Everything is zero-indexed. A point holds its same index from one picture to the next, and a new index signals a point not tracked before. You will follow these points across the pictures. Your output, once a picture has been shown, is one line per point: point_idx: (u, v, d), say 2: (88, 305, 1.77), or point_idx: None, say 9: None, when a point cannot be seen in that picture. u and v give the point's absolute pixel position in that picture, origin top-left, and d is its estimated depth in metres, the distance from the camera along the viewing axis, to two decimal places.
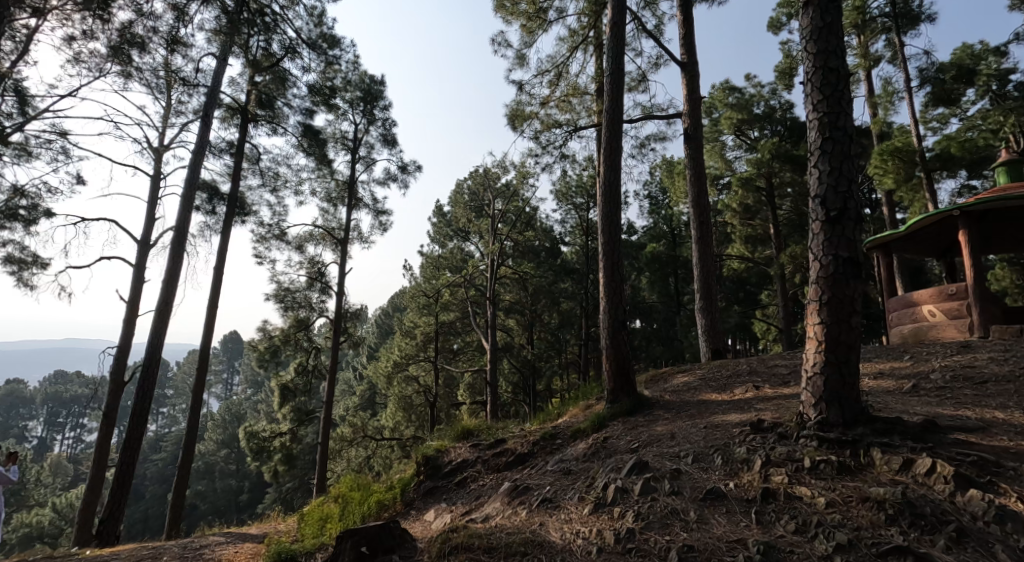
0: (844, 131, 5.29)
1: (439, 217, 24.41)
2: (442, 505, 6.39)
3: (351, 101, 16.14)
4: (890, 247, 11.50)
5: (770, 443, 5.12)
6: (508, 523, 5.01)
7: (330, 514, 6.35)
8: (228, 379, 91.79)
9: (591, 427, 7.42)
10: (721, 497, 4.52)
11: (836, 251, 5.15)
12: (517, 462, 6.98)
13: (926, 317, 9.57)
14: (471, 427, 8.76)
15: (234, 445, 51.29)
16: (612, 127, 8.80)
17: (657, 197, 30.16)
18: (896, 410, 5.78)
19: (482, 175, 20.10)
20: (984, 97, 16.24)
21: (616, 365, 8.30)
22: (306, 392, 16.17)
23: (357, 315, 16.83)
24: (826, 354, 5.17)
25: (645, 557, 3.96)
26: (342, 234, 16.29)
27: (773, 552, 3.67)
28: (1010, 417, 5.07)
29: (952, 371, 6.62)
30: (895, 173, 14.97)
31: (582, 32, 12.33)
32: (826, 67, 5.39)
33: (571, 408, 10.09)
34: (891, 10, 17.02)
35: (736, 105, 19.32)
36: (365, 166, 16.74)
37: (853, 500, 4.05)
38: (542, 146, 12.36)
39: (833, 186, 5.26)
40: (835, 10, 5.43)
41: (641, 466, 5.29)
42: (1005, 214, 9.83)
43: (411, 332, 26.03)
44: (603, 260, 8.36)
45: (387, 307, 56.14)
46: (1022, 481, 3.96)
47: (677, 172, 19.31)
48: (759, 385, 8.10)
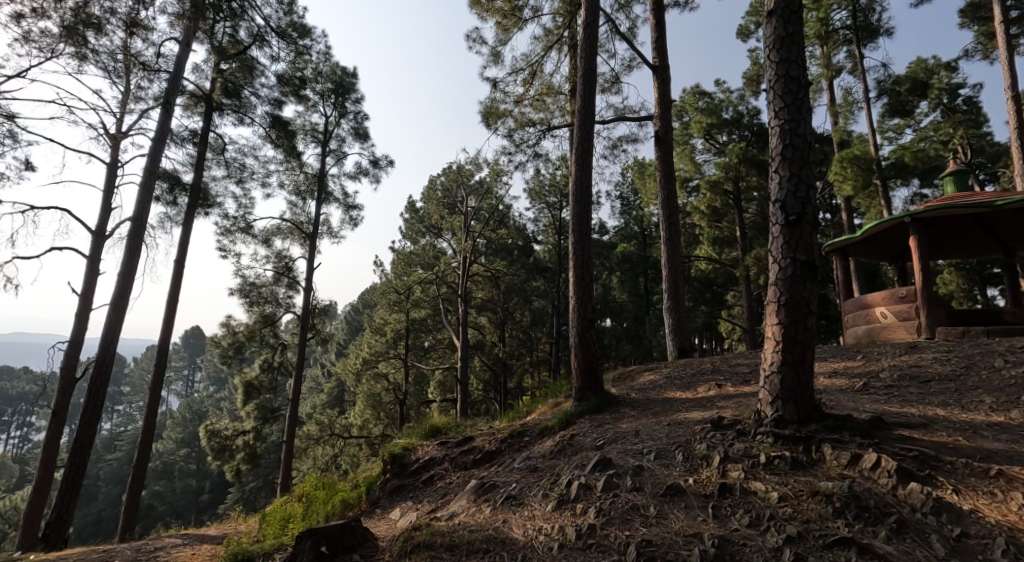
0: (803, 138, 5.46)
1: (411, 213, 24.18)
2: (408, 504, 6.33)
3: (322, 92, 15.87)
4: (848, 250, 11.87)
5: (729, 439, 5.26)
6: (472, 521, 5.02)
7: (291, 516, 6.26)
8: (190, 376, 89.46)
9: (558, 425, 7.46)
10: (681, 493, 4.62)
11: (794, 254, 5.32)
12: (485, 460, 6.97)
13: (878, 318, 9.93)
14: (439, 426, 8.69)
15: (195, 443, 50.03)
16: (584, 127, 8.89)
17: (629, 197, 30.58)
18: (846, 408, 6.00)
19: (455, 171, 19.88)
20: (936, 109, 16.97)
21: (584, 363, 8.37)
22: (272, 389, 15.85)
23: (325, 311, 16.51)
24: (783, 353, 5.33)
25: (604, 552, 4.03)
26: (311, 228, 15.98)
27: (727, 545, 3.79)
28: (950, 414, 5.32)
29: (900, 371, 6.90)
30: (853, 180, 15.40)
31: (556, 32, 12.42)
32: (788, 75, 5.55)
33: (540, 406, 10.15)
34: (852, 23, 17.63)
35: (706, 110, 19.73)
36: (336, 159, 16.46)
37: (804, 494, 4.19)
38: (514, 145, 12.44)
39: (793, 191, 5.42)
40: (797, 20, 5.60)
41: (605, 464, 5.35)
42: (954, 221, 10.26)
43: (381, 330, 25.79)
44: (573, 259, 8.43)
45: (356, 304, 55.48)
46: (958, 474, 4.16)
47: (648, 174, 19.60)
48: (721, 384, 8.29)
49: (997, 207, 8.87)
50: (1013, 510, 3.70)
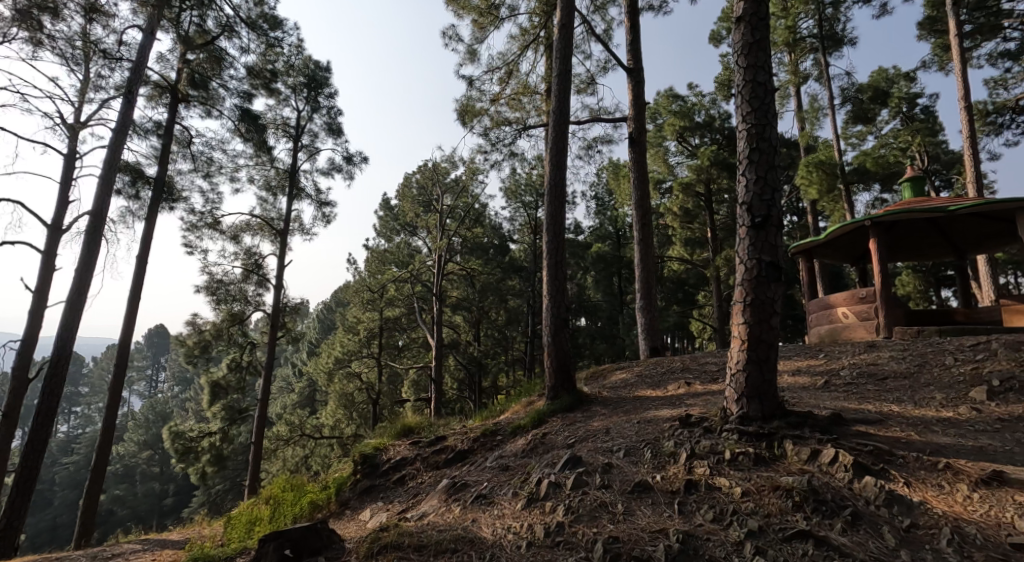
0: (769, 142, 5.59)
1: (386, 210, 23.95)
2: (378, 504, 6.26)
3: (294, 86, 15.61)
4: (813, 252, 12.17)
5: (696, 436, 5.37)
6: (441, 521, 4.99)
7: (257, 519, 6.14)
8: (153, 376, 86.91)
9: (530, 423, 7.50)
10: (648, 490, 4.69)
11: (760, 255, 5.44)
12: (457, 459, 6.93)
13: (840, 318, 10.21)
14: (412, 425, 8.64)
15: (157, 445, 48.69)
16: (559, 127, 8.96)
17: (603, 198, 30.88)
18: (808, 405, 6.18)
19: (431, 169, 19.74)
20: (896, 117, 17.59)
21: (557, 362, 8.43)
22: (240, 389, 15.46)
23: (296, 309, 16.20)
24: (747, 352, 5.46)
25: (572, 549, 4.07)
26: (282, 225, 15.68)
27: (691, 540, 3.87)
28: (905, 411, 5.52)
29: (859, 369, 7.13)
30: (818, 184, 15.83)
31: (532, 31, 12.46)
32: (756, 81, 5.68)
33: (514, 405, 10.19)
34: (818, 32, 18.17)
35: (679, 113, 20.03)
36: (308, 155, 16.19)
37: (766, 488, 4.29)
38: (490, 144, 12.46)
39: (759, 193, 5.55)
40: (764, 27, 5.74)
41: (575, 461, 5.40)
42: (912, 225, 10.63)
43: (354, 329, 25.50)
44: (547, 258, 8.48)
45: (329, 302, 54.74)
46: (910, 467, 4.31)
47: (622, 175, 19.81)
48: (690, 382, 8.45)
49: (950, 212, 9.22)
50: (958, 501, 3.85)
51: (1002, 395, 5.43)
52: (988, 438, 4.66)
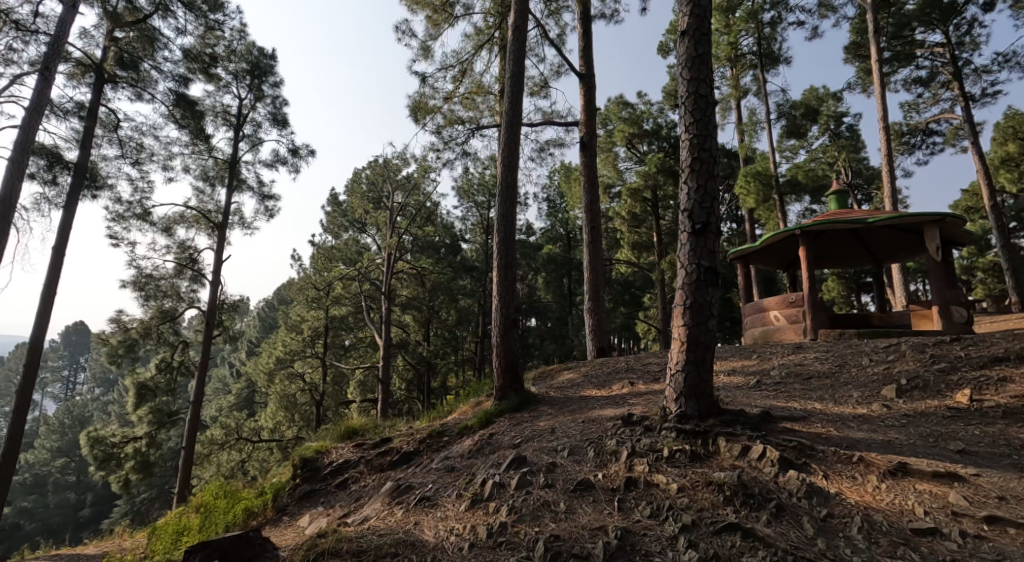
0: (709, 152, 5.85)
1: (334, 207, 23.41)
2: (318, 509, 6.11)
3: (236, 73, 15.04)
4: (748, 257, 12.76)
5: (637, 435, 5.55)
6: (382, 524, 4.95)
7: (186, 529, 5.85)
8: (72, 377, 81.41)
9: (477, 424, 7.53)
10: (590, 488, 4.82)
11: (699, 260, 5.69)
12: (402, 461, 6.85)
13: (772, 321, 10.77)
14: (356, 427, 8.50)
15: (74, 452, 45.64)
16: (511, 128, 9.04)
17: (555, 200, 31.30)
18: (740, 403, 6.51)
19: (382, 166, 19.43)
20: (825, 133, 18.67)
21: (505, 363, 8.50)
22: (169, 391, 14.69)
23: (234, 307, 15.60)
24: (686, 353, 5.69)
25: (513, 549, 4.13)
26: (220, 218, 15.07)
27: (629, 536, 4.01)
28: (826, 408, 5.89)
29: (787, 368, 7.57)
30: (755, 194, 16.63)
31: (486, 32, 12.52)
32: (698, 93, 5.92)
33: (462, 405, 10.20)
34: (757, 49, 19.09)
35: (629, 120, 20.55)
36: (251, 145, 15.64)
37: (700, 484, 4.50)
38: (443, 142, 12.47)
39: (699, 201, 5.79)
40: (707, 42, 6.00)
41: (520, 461, 5.47)
42: (836, 234, 11.31)
43: (297, 328, 24.77)
44: (498, 258, 8.55)
45: (270, 300, 52.92)
46: (829, 461, 4.61)
47: (573, 178, 20.13)
48: (634, 381, 8.72)
49: (869, 223, 9.88)
50: (869, 491, 4.15)
51: (909, 393, 5.89)
52: (896, 433, 5.04)
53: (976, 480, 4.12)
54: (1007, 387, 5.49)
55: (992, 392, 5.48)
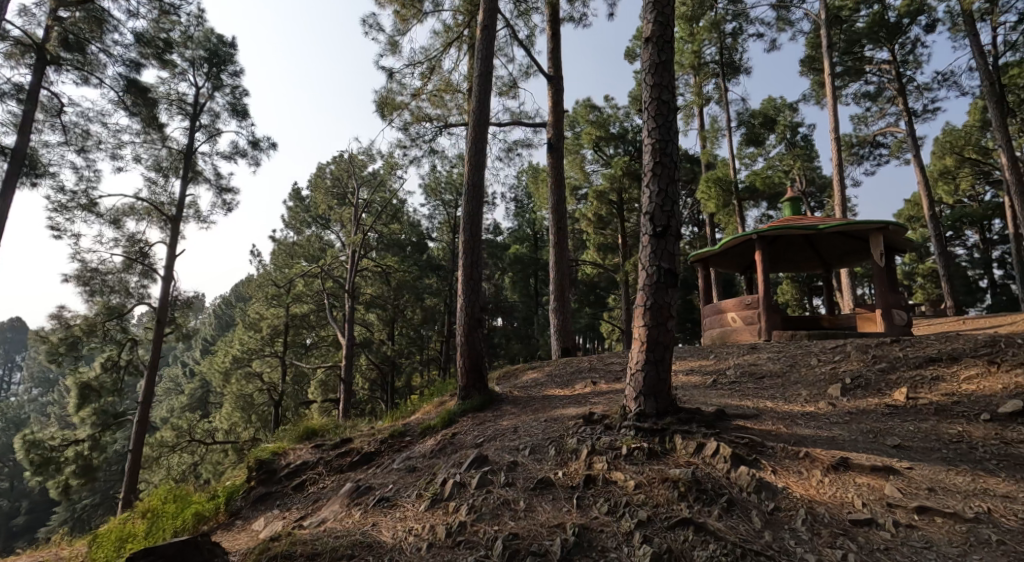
0: (670, 157, 5.98)
1: (296, 201, 22.95)
2: (273, 512, 5.98)
3: (192, 60, 14.58)
4: (708, 261, 13.07)
5: (597, 433, 5.64)
6: (338, 527, 4.89)
7: (130, 536, 5.69)
8: (9, 377, 77.15)
9: (440, 424, 7.50)
10: (550, 486, 4.87)
11: (659, 262, 5.81)
12: (363, 462, 6.77)
13: (729, 322, 11.08)
14: (316, 428, 8.35)
15: (10, 457, 43.29)
16: (478, 127, 9.04)
17: (522, 200, 31.41)
18: (697, 402, 6.68)
19: (347, 161, 19.10)
20: (782, 142, 19.30)
21: (469, 363, 8.50)
22: (115, 391, 14.09)
23: (188, 304, 15.14)
24: (645, 352, 5.80)
25: (471, 548, 4.14)
26: (173, 211, 14.58)
27: (586, 533, 4.07)
28: (777, 406, 6.10)
29: (742, 368, 7.82)
30: (715, 200, 17.07)
31: (455, 30, 12.49)
32: (661, 98, 6.05)
33: (425, 405, 10.15)
34: (719, 58, 19.61)
35: (596, 123, 20.80)
36: (208, 136, 15.15)
37: (656, 480, 4.60)
38: (410, 139, 12.39)
39: (660, 205, 5.92)
40: (669, 50, 6.13)
41: (481, 461, 5.49)
42: (790, 239, 11.71)
43: (256, 326, 24.15)
44: (463, 258, 8.54)
45: (227, 297, 51.43)
46: (777, 457, 4.79)
47: (540, 179, 20.24)
48: (596, 381, 8.85)
49: (820, 230, 10.27)
50: (812, 485, 4.33)
51: (852, 391, 6.16)
52: (839, 429, 5.27)
53: (909, 473, 4.34)
54: (940, 385, 5.80)
55: (927, 391, 5.78)
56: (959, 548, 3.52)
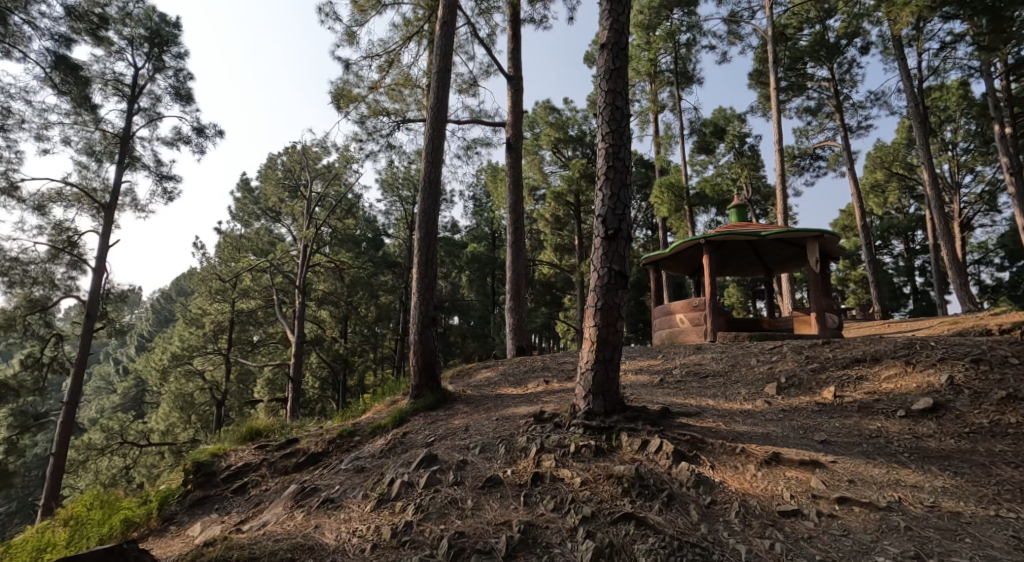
0: (622, 162, 6.11)
1: (245, 193, 22.21)
2: (211, 517, 5.76)
3: (131, 38, 13.91)
4: (659, 263, 13.40)
5: (547, 431, 5.71)
6: (279, 529, 4.77)
7: (50, 545, 5.42)
8: None
9: (391, 423, 7.42)
10: (498, 484, 4.90)
11: (610, 264, 5.93)
12: (309, 463, 6.61)
13: (678, 323, 11.39)
14: (260, 428, 8.11)
15: None
16: (435, 124, 8.98)
17: (481, 199, 31.41)
18: (643, 400, 6.87)
19: (300, 153, 18.60)
20: (730, 151, 20.02)
21: (422, 361, 8.45)
22: (37, 391, 13.24)
23: (121, 298, 14.42)
24: (595, 352, 5.91)
25: (417, 548, 4.13)
26: (106, 198, 13.86)
27: (532, 530, 4.13)
28: (718, 405, 6.33)
29: (687, 367, 8.07)
30: (667, 204, 17.53)
31: (415, 24, 12.37)
32: (614, 104, 6.18)
33: (376, 404, 10.01)
34: (674, 67, 20.14)
35: (555, 125, 21.03)
36: (147, 120, 14.47)
37: (601, 477, 4.70)
38: (367, 133, 12.20)
39: (612, 208, 6.03)
40: (624, 56, 6.26)
41: (430, 460, 5.46)
42: (736, 245, 12.15)
43: (198, 321, 23.21)
44: (418, 256, 8.47)
45: (167, 292, 49.31)
46: (716, 452, 4.98)
47: (499, 179, 20.27)
48: (549, 380, 8.94)
49: (762, 236, 10.70)
50: (746, 479, 4.52)
51: (787, 389, 6.47)
52: (772, 426, 5.52)
53: (833, 466, 4.60)
54: (863, 384, 6.16)
55: (854, 389, 6.12)
56: (873, 534, 3.75)
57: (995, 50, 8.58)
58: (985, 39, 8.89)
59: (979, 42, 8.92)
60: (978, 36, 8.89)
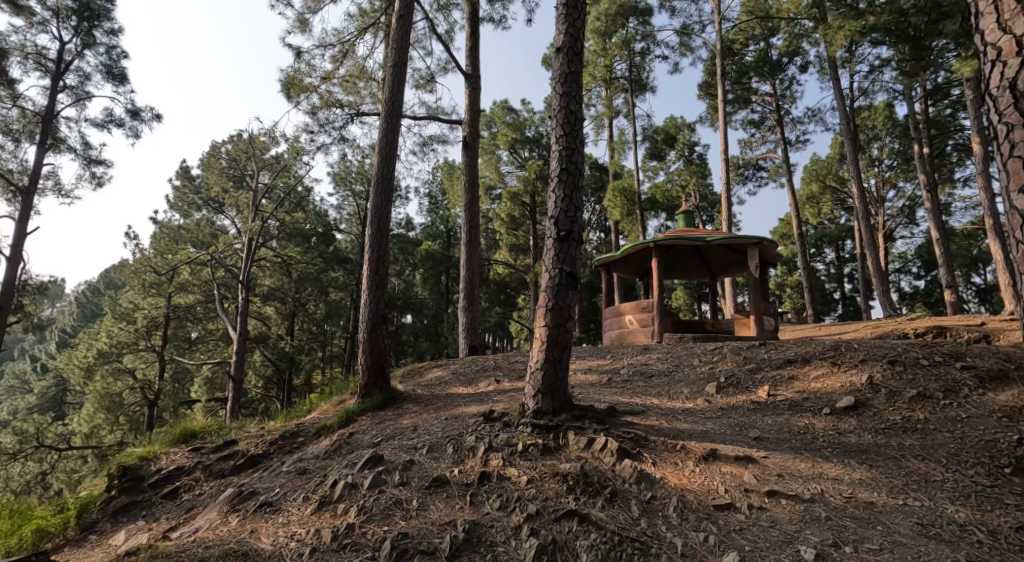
0: (576, 165, 6.21)
1: (185, 182, 21.23)
2: (137, 524, 5.42)
3: (58, 10, 13.12)
4: (610, 265, 13.65)
5: (496, 431, 5.74)
6: (212, 536, 4.59)
7: None
8: None
9: (337, 423, 7.29)
10: (444, 485, 4.88)
11: (561, 265, 6.01)
12: (248, 466, 6.39)
13: (627, 324, 11.65)
14: (195, 429, 7.78)
15: None
16: (390, 119, 8.86)
17: (436, 196, 31.21)
18: (591, 399, 7.00)
19: (246, 142, 17.95)
20: (681, 159, 20.61)
21: (371, 360, 8.32)
22: None
23: (40, 290, 13.58)
24: (545, 351, 5.98)
25: (357, 551, 4.06)
26: (25, 181, 13.03)
27: (476, 529, 4.14)
28: (662, 403, 6.52)
29: (634, 367, 8.27)
30: (620, 208, 17.88)
31: (371, 16, 12.17)
32: (568, 108, 6.27)
33: (323, 404, 9.78)
34: (628, 75, 20.58)
35: (512, 125, 21.14)
36: (74, 99, 13.68)
37: (547, 475, 4.77)
38: (319, 124, 11.92)
39: (564, 210, 6.11)
40: (579, 61, 6.36)
41: (376, 460, 5.39)
42: (683, 249, 12.52)
43: (131, 317, 22.02)
44: (369, 252, 8.33)
45: (95, 285, 46.44)
46: (658, 449, 5.13)
47: (455, 177, 20.18)
48: (500, 379, 8.99)
49: (708, 242, 11.07)
50: (685, 474, 4.68)
51: (725, 389, 6.73)
52: (711, 423, 5.74)
53: (765, 461, 4.82)
54: (794, 384, 6.47)
55: (786, 388, 6.43)
56: (797, 524, 3.95)
57: (916, 75, 9.18)
58: (908, 64, 9.49)
59: (903, 67, 9.51)
60: (902, 61, 9.47)
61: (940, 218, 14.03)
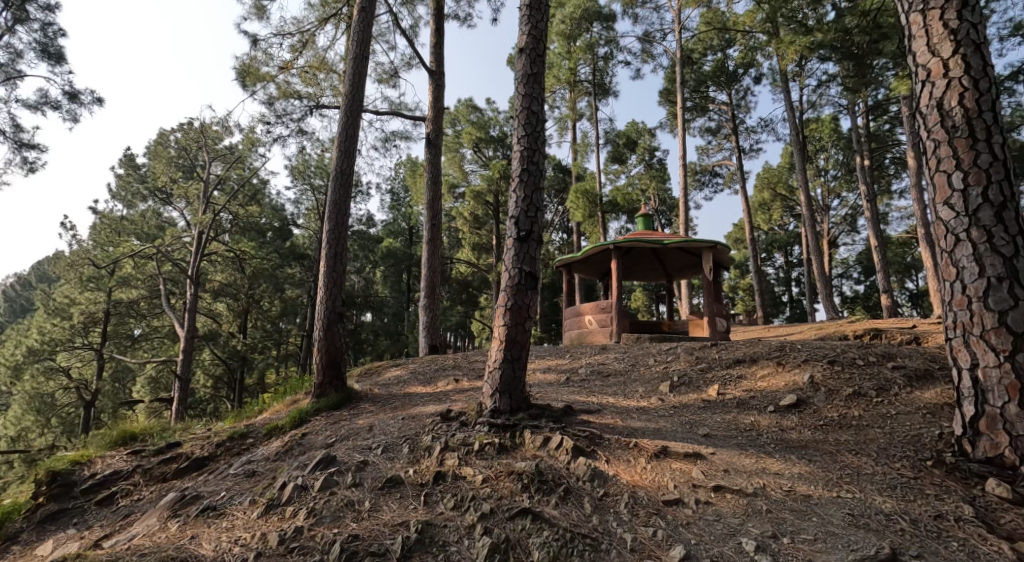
0: (537, 165, 6.23)
1: (132, 171, 20.30)
2: (67, 532, 5.13)
3: None
4: (571, 265, 13.76)
5: (452, 430, 5.70)
6: (150, 542, 4.40)
7: None
8: None
9: (289, 424, 7.10)
10: (398, 485, 4.82)
11: (521, 265, 6.01)
12: (192, 468, 6.16)
13: (586, 324, 11.77)
14: (136, 431, 7.44)
15: None
16: (350, 112, 8.70)
17: (399, 194, 30.84)
18: (548, 398, 7.04)
19: (198, 131, 17.31)
20: (641, 163, 20.99)
21: (327, 358, 8.15)
22: None
23: None
24: (504, 350, 5.97)
25: (305, 554, 3.96)
26: None
27: (430, 529, 4.10)
28: (617, 402, 6.62)
29: (591, 367, 8.36)
30: (581, 209, 18.08)
31: (333, 6, 11.93)
32: (530, 108, 6.28)
33: (275, 404, 9.51)
34: (592, 79, 20.83)
35: (476, 124, 21.10)
36: (4, 78, 12.90)
37: (503, 474, 4.77)
38: (275, 115, 11.61)
39: (525, 210, 6.12)
40: (541, 62, 6.38)
41: (328, 461, 5.28)
42: (641, 251, 12.74)
43: (70, 312, 20.90)
44: (326, 247, 8.15)
45: (27, 278, 43.74)
46: (612, 447, 5.19)
47: (418, 174, 19.98)
48: (459, 378, 8.95)
49: (665, 244, 11.28)
50: (636, 471, 4.76)
51: (678, 388, 6.88)
52: (663, 422, 5.85)
53: (712, 457, 4.95)
54: (742, 383, 6.66)
55: (736, 387, 6.61)
56: (740, 518, 4.06)
57: (858, 91, 9.64)
58: (851, 80, 9.95)
59: (846, 83, 9.97)
60: (845, 78, 9.93)
61: (878, 226, 14.73)
